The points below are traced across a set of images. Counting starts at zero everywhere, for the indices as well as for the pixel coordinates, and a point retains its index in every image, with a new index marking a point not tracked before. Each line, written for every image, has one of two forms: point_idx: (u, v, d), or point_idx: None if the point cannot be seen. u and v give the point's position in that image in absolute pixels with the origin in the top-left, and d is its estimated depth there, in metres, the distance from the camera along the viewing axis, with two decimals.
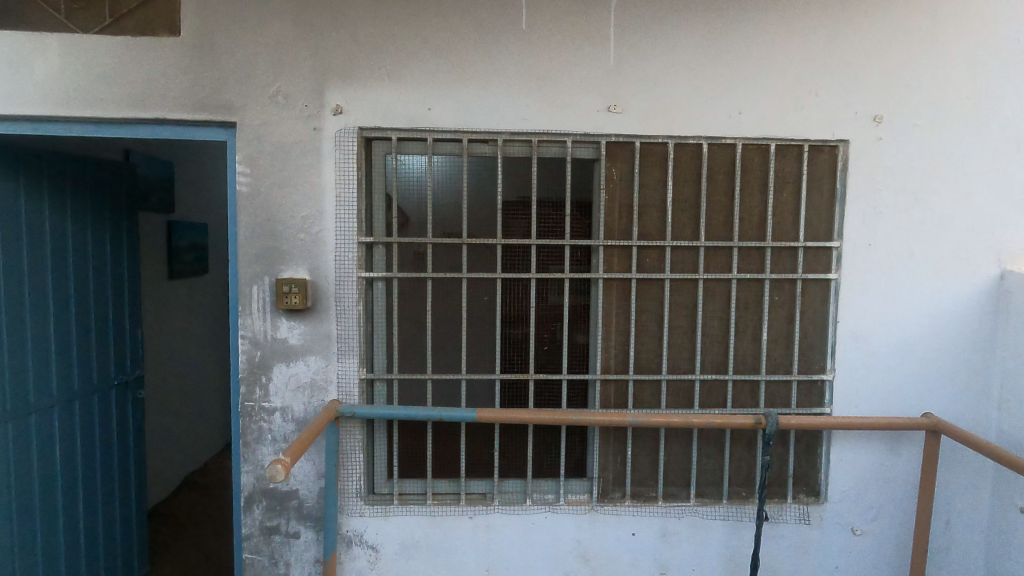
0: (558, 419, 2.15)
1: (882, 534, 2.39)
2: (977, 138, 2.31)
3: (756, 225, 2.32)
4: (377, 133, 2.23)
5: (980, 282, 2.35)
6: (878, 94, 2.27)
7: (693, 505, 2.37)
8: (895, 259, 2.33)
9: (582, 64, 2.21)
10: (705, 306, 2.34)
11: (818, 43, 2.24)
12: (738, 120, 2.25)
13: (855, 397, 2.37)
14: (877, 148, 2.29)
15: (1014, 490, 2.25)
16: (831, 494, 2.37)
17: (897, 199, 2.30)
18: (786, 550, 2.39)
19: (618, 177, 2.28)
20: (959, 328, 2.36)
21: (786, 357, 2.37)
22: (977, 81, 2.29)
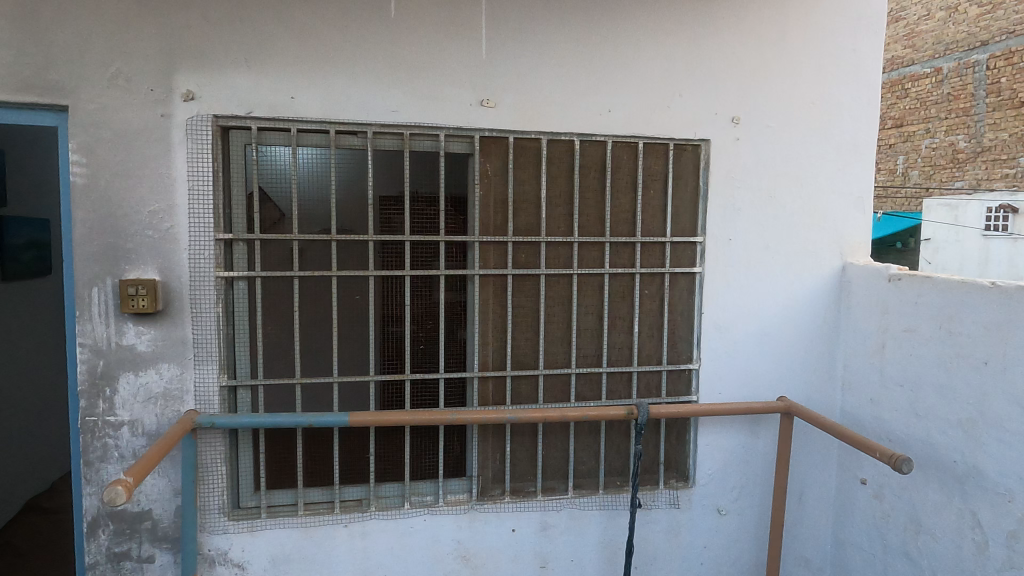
0: (434, 419, 2.11)
1: (744, 512, 2.54)
2: (821, 141, 2.49)
3: (626, 221, 2.38)
4: (234, 121, 2.07)
5: (825, 273, 2.55)
6: (735, 97, 2.39)
7: (571, 497, 2.40)
8: (752, 253, 2.47)
9: (454, 57, 2.17)
10: (579, 300, 2.38)
11: (681, 45, 2.33)
12: (607, 118, 2.30)
13: (719, 384, 2.49)
14: (736, 148, 2.41)
15: (856, 464, 2.46)
16: (699, 478, 2.48)
17: (753, 196, 2.45)
18: (659, 534, 2.48)
19: (492, 172, 2.26)
20: (809, 316, 2.55)
21: (655, 348, 2.46)
22: (820, 88, 2.47)
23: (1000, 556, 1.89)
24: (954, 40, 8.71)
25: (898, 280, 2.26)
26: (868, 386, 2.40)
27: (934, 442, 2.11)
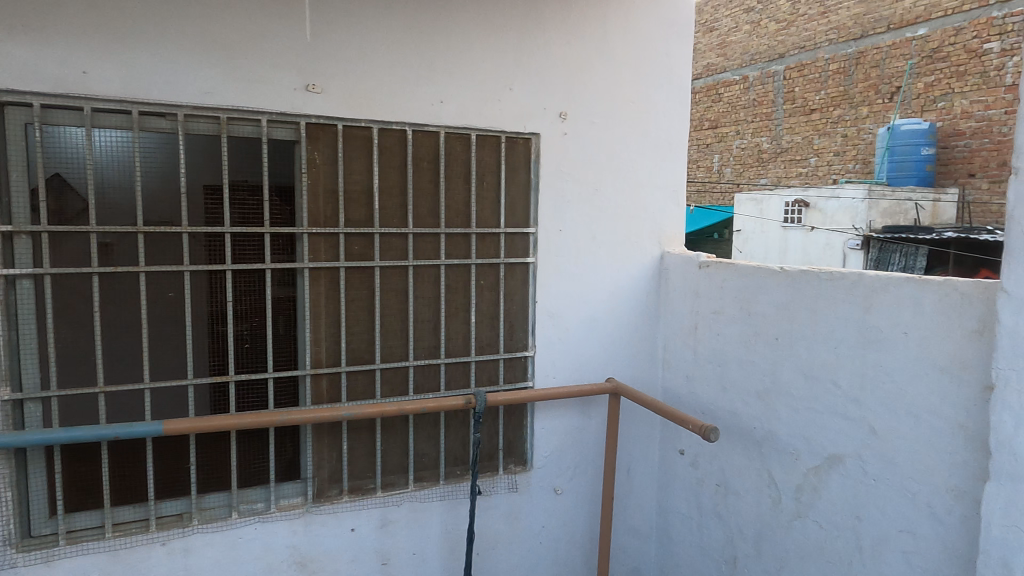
0: (262, 421, 1.99)
1: (578, 490, 2.67)
2: (640, 138, 2.67)
3: (461, 213, 2.40)
4: (10, 96, 1.79)
5: (646, 262, 2.74)
6: (561, 93, 2.49)
7: (411, 490, 2.39)
8: (581, 242, 2.59)
9: (275, 38, 2.05)
10: (416, 292, 2.36)
11: (510, 40, 2.38)
12: (438, 109, 2.29)
13: (552, 369, 2.60)
14: (564, 142, 2.51)
15: (675, 437, 2.68)
16: (536, 461, 2.57)
17: (580, 189, 2.56)
18: (499, 519, 2.54)
19: (321, 161, 2.17)
20: (633, 302, 2.73)
21: (492, 337, 2.50)
22: (639, 88, 2.65)
23: (790, 508, 2.15)
24: (758, 52, 9.72)
25: (707, 267, 2.49)
26: (684, 365, 2.62)
27: (737, 412, 2.36)
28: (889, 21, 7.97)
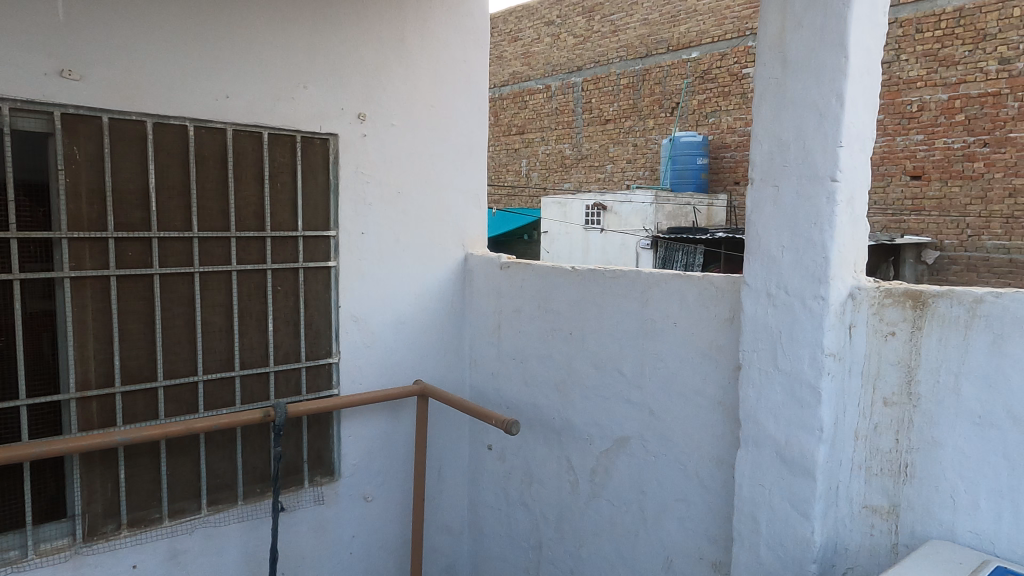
0: (13, 457, 1.71)
1: (389, 495, 2.66)
2: (441, 142, 2.72)
3: (254, 215, 2.26)
4: None
5: (450, 264, 2.79)
6: (359, 94, 2.45)
7: (204, 515, 2.22)
8: (384, 245, 2.57)
9: (17, 13, 1.78)
10: (204, 301, 2.18)
11: (302, 36, 2.29)
12: (224, 104, 2.14)
13: (358, 375, 2.55)
14: (363, 144, 2.48)
15: (483, 433, 2.76)
16: (344, 470, 2.51)
17: (382, 191, 2.55)
18: (307, 534, 2.44)
19: (82, 156, 1.93)
20: (438, 303, 2.76)
21: (293, 345, 2.39)
22: (438, 92, 2.69)
23: (586, 490, 2.32)
24: (558, 63, 10.32)
25: (507, 268, 2.60)
26: (489, 362, 2.71)
27: (538, 404, 2.49)
28: (668, 43, 8.90)
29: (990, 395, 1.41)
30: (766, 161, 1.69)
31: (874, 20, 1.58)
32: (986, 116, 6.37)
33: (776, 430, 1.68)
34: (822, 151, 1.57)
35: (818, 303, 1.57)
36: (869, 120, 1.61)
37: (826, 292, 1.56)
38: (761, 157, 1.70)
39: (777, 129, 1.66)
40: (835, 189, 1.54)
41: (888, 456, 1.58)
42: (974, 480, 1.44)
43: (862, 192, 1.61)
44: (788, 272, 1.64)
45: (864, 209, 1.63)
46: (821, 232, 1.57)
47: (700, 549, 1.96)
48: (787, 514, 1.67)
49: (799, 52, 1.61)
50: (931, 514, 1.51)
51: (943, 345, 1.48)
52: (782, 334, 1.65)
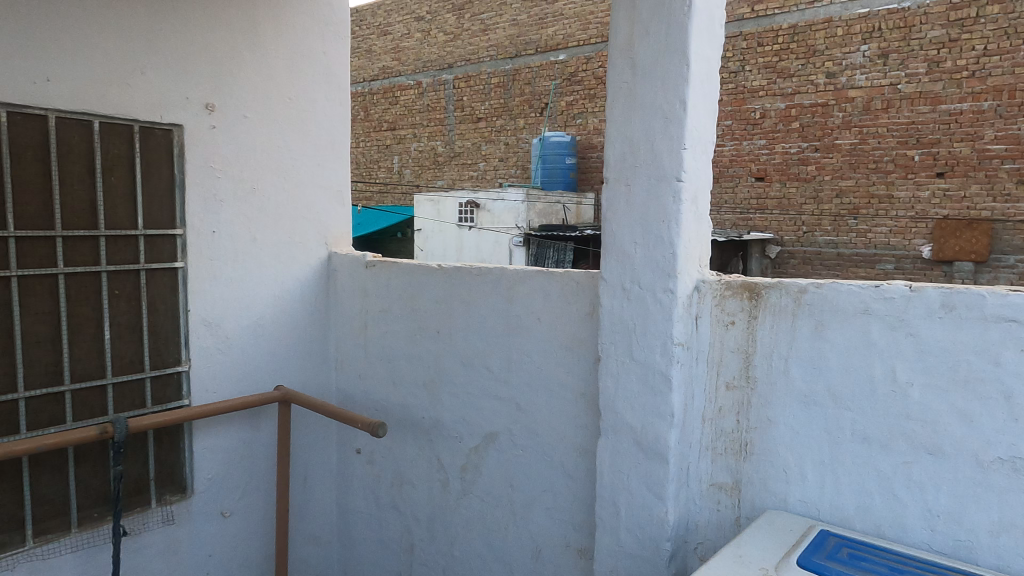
0: None
1: (250, 509, 2.51)
2: (299, 136, 2.60)
3: (86, 212, 2.05)
4: None
5: (312, 264, 2.68)
6: (206, 82, 2.29)
7: (30, 548, 1.98)
8: (238, 244, 2.43)
9: None
10: (25, 308, 1.95)
11: (139, 17, 2.11)
12: (45, 88, 1.92)
13: (212, 383, 2.39)
14: (213, 137, 2.32)
15: (351, 437, 2.69)
16: (198, 485, 2.35)
17: (235, 187, 2.40)
18: (155, 558, 2.25)
19: None
20: (300, 305, 2.65)
21: (135, 353, 2.20)
22: (295, 84, 2.57)
23: (456, 488, 2.32)
24: (429, 60, 10.25)
25: (373, 266, 2.53)
26: (355, 364, 2.64)
27: (406, 404, 2.45)
28: (536, 45, 9.12)
29: (814, 376, 1.56)
30: (619, 161, 1.76)
31: (713, 31, 1.69)
32: (817, 124, 7.07)
33: (633, 418, 1.76)
34: (668, 153, 1.66)
35: (668, 296, 1.67)
36: (709, 124, 1.72)
37: (674, 285, 1.65)
38: (614, 157, 1.77)
39: (628, 131, 1.74)
40: (681, 188, 1.64)
41: (731, 436, 1.70)
42: (802, 453, 1.59)
43: (704, 192, 1.73)
44: (641, 267, 1.72)
45: (706, 207, 1.75)
46: (669, 229, 1.66)
47: (567, 537, 2.02)
48: (644, 497, 1.75)
49: (646, 58, 1.69)
50: (767, 487, 1.65)
51: (774, 332, 1.62)
52: (636, 326, 1.74)
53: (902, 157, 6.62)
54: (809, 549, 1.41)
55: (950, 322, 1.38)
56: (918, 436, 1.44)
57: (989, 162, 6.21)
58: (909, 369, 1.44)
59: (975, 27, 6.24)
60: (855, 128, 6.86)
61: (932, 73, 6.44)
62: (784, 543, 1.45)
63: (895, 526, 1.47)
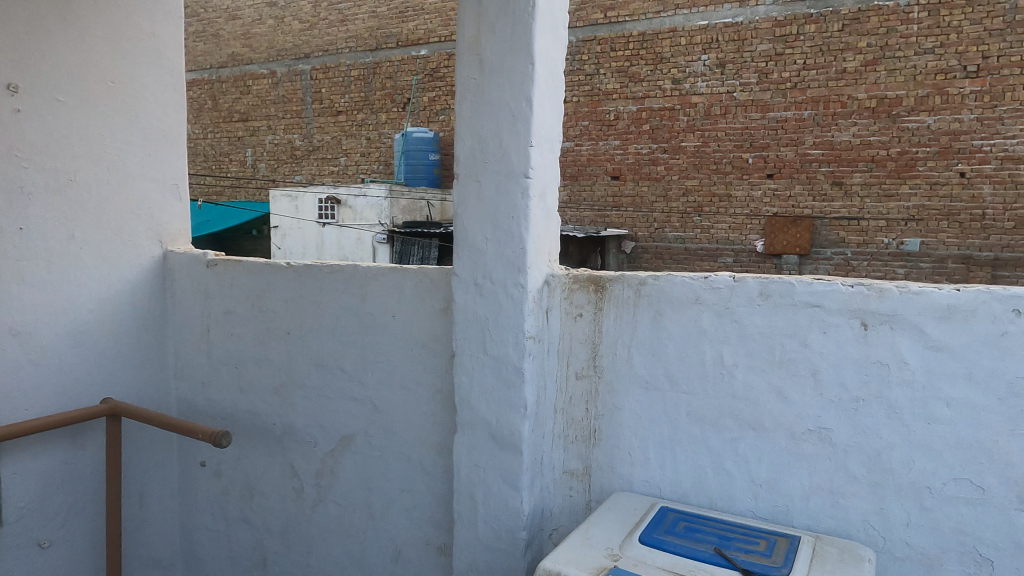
0: None
1: (75, 536, 2.27)
2: (126, 124, 2.38)
3: None
4: None
5: (145, 264, 2.46)
6: (8, 60, 2.03)
7: None
8: (53, 243, 2.17)
9: None
10: None
11: None
12: None
13: (23, 399, 2.12)
14: (17, 122, 2.06)
15: (195, 449, 2.50)
16: (8, 516, 2.08)
17: (47, 179, 2.14)
18: None
19: None
20: (131, 309, 2.42)
21: None
22: (120, 66, 2.34)
23: (311, 495, 2.23)
24: (283, 48, 9.78)
25: (215, 265, 2.36)
26: (198, 370, 2.45)
27: (256, 411, 2.32)
28: (397, 39, 8.99)
29: (654, 363, 1.66)
30: (469, 157, 1.77)
31: (556, 32, 1.74)
32: (664, 127, 7.55)
33: (488, 412, 1.78)
34: (516, 150, 1.69)
35: (518, 291, 1.70)
36: (555, 123, 1.77)
37: (524, 280, 1.69)
38: (464, 153, 1.78)
39: (477, 127, 1.75)
40: (528, 185, 1.68)
41: (581, 424, 1.77)
42: (644, 436, 1.69)
43: (551, 188, 1.78)
44: (492, 263, 1.74)
45: (554, 204, 1.80)
46: (518, 224, 1.69)
47: (426, 536, 2.01)
48: (500, 489, 1.78)
49: (493, 56, 1.71)
50: (614, 470, 1.73)
51: (618, 322, 1.70)
52: (490, 320, 1.75)
53: (738, 159, 7.23)
54: (650, 525, 1.50)
55: (768, 309, 1.52)
56: (743, 414, 1.57)
57: (809, 165, 6.94)
58: (735, 353, 1.57)
59: (797, 44, 6.90)
60: (698, 132, 7.39)
61: (761, 83, 7.08)
62: (628, 521, 1.53)
63: (725, 498, 1.60)
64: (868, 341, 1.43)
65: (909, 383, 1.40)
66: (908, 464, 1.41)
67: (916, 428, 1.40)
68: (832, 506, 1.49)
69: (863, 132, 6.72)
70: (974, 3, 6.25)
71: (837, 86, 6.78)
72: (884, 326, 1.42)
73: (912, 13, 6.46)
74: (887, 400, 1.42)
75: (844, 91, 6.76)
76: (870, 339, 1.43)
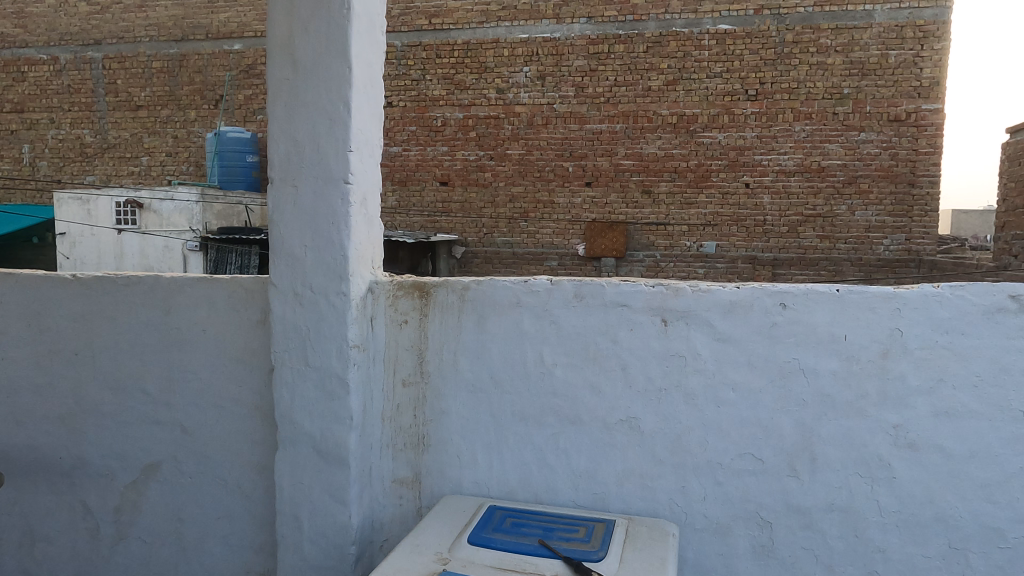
0: None
1: None
2: None
3: None
4: None
5: None
6: None
7: None
8: None
9: None
10: None
11: None
12: None
13: None
14: None
15: None
16: None
17: None
18: None
19: None
20: None
21: None
22: None
23: (109, 534, 1.99)
24: (68, 32, 8.66)
25: None
26: None
27: (37, 445, 2.03)
28: (206, 30, 8.34)
29: (479, 365, 1.70)
30: (283, 161, 1.69)
31: (373, 37, 1.72)
32: (490, 135, 7.75)
33: (311, 426, 1.71)
34: (334, 154, 1.64)
35: (341, 299, 1.65)
36: (374, 128, 1.75)
37: (347, 287, 1.64)
38: (278, 156, 1.69)
39: (291, 129, 1.68)
40: (348, 190, 1.64)
41: (409, 431, 1.76)
42: (471, 438, 1.72)
43: (373, 194, 1.75)
44: (312, 271, 1.67)
45: (376, 210, 1.78)
46: (338, 231, 1.65)
47: (247, 563, 1.88)
48: (326, 505, 1.72)
49: (307, 56, 1.65)
50: (444, 475, 1.74)
51: (443, 327, 1.71)
52: (310, 330, 1.69)
53: (560, 168, 7.62)
54: (478, 525, 1.53)
55: (582, 309, 1.62)
56: (562, 409, 1.66)
57: (622, 175, 7.50)
58: (553, 352, 1.65)
59: (608, 61, 7.42)
60: (522, 140, 7.68)
61: (578, 96, 7.52)
62: (457, 524, 1.54)
63: (549, 491, 1.68)
64: (668, 336, 1.58)
65: (702, 371, 1.57)
66: (703, 445, 1.58)
67: (710, 412, 1.57)
68: (642, 489, 1.62)
69: (667, 146, 7.39)
70: (752, 35, 7.12)
71: (644, 102, 7.39)
72: (681, 322, 1.57)
73: (704, 40, 7.21)
74: (685, 388, 1.58)
75: (649, 107, 7.38)
76: (669, 333, 1.58)
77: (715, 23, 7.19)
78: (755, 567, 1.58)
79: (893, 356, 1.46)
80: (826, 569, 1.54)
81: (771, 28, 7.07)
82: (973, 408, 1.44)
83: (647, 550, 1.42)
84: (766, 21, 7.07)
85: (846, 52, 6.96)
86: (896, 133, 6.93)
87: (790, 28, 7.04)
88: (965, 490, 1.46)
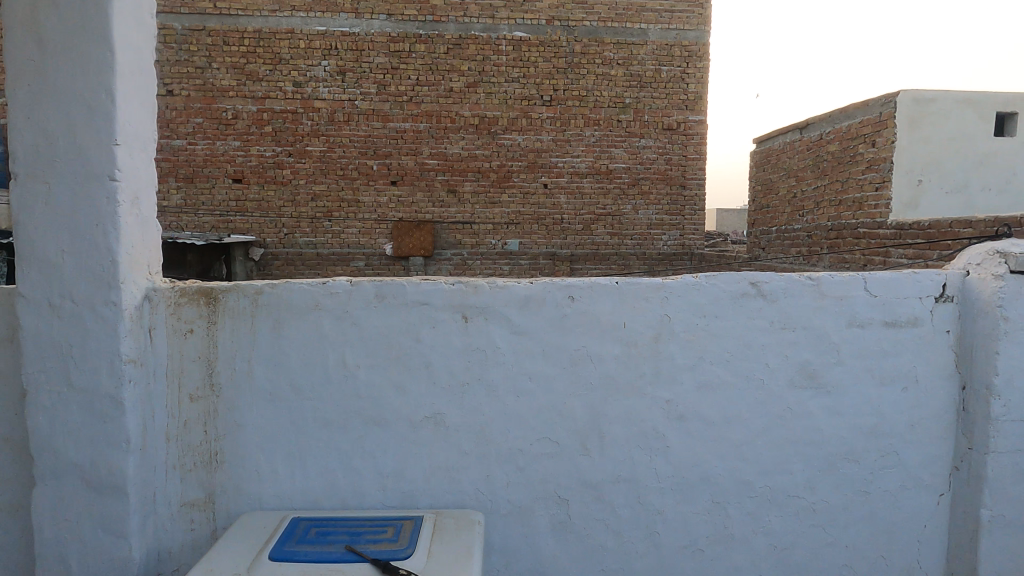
0: None
1: None
2: None
3: None
4: None
5: None
6: None
7: None
8: None
9: None
10: None
11: None
12: None
13: None
14: None
15: None
16: None
17: None
18: None
19: None
20: None
21: None
22: None
23: None
24: None
25: None
26: None
27: None
28: None
29: (275, 373, 1.62)
30: (30, 154, 1.47)
31: (140, 19, 1.56)
32: (288, 130, 7.37)
33: (78, 455, 1.51)
34: (97, 147, 1.47)
35: (110, 309, 1.48)
36: (144, 119, 1.59)
37: (117, 296, 1.47)
38: (23, 148, 1.47)
39: (39, 117, 1.46)
40: (115, 188, 1.47)
41: (198, 450, 1.62)
42: (270, 450, 1.63)
43: (146, 193, 1.59)
44: (72, 279, 1.48)
45: (150, 209, 1.61)
46: (104, 234, 1.47)
47: None
48: (101, 541, 1.53)
49: (56, 34, 1.45)
50: (241, 491, 1.64)
51: (234, 335, 1.61)
52: (73, 346, 1.49)
53: (363, 166, 7.47)
54: (280, 540, 1.46)
55: (383, 309, 1.62)
56: (367, 411, 1.64)
57: (427, 174, 7.55)
58: (356, 354, 1.62)
59: (409, 60, 7.41)
60: (323, 137, 7.40)
61: (380, 94, 7.41)
62: (256, 541, 1.46)
63: (356, 495, 1.65)
64: (469, 331, 1.63)
65: (501, 364, 1.64)
66: (505, 434, 1.66)
67: (510, 401, 1.65)
68: (448, 482, 1.66)
69: (470, 146, 7.56)
70: (545, 44, 7.52)
71: (446, 103, 7.49)
72: (480, 317, 1.63)
73: (501, 45, 7.48)
74: (486, 381, 1.64)
75: (452, 108, 7.50)
76: (469, 329, 1.63)
77: (511, 30, 7.49)
78: (556, 543, 1.69)
79: (663, 340, 1.65)
80: (616, 536, 1.70)
81: (561, 38, 7.53)
82: (726, 380, 1.67)
83: (454, 541, 1.46)
84: (557, 31, 7.51)
85: (627, 66, 7.63)
86: (669, 140, 7.77)
87: (578, 40, 7.55)
88: (724, 451, 1.69)
